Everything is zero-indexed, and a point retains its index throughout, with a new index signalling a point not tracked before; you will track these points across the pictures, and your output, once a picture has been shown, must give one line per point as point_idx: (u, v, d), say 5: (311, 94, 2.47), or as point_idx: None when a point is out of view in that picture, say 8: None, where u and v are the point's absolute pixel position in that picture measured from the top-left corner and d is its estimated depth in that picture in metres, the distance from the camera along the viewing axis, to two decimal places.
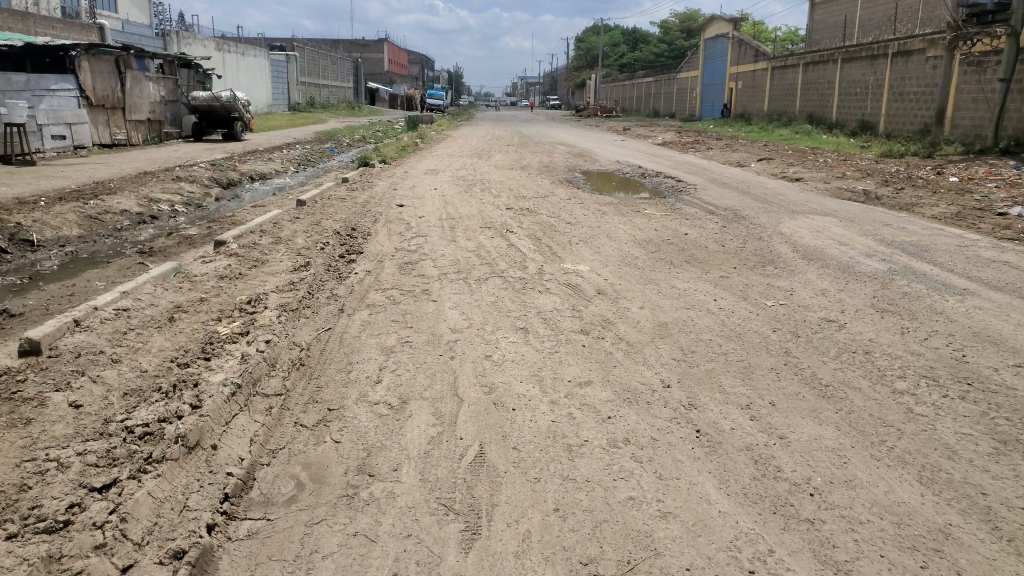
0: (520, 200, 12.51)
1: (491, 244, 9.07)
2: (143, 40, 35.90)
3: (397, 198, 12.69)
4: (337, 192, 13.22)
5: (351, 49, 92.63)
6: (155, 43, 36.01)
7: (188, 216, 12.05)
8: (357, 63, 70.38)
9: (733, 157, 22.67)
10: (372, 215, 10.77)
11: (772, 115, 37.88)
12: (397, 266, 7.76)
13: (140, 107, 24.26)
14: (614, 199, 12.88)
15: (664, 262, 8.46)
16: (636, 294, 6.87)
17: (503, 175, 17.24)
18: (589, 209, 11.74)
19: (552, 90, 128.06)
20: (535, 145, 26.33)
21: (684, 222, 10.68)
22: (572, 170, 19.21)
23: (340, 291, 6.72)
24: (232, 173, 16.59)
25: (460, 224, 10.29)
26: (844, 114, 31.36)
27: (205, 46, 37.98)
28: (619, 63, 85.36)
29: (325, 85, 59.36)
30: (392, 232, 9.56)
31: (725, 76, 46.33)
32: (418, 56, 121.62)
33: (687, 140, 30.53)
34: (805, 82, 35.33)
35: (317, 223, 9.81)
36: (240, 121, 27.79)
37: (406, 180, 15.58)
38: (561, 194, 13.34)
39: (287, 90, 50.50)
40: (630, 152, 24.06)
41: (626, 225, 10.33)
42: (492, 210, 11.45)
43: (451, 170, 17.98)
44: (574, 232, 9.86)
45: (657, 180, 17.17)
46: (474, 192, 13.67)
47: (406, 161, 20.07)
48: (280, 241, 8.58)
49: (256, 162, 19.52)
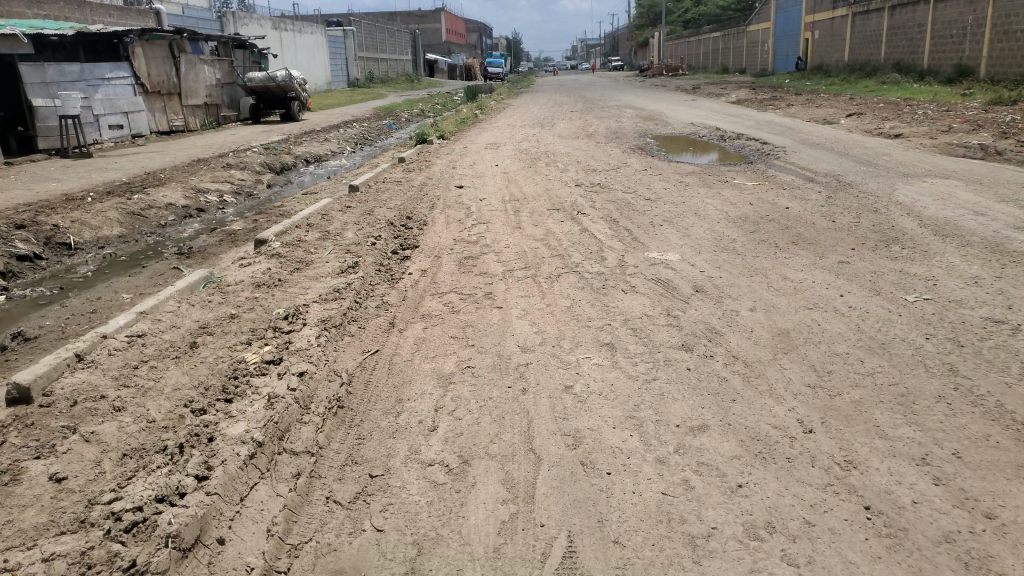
0: (589, 175, 11.32)
1: (562, 230, 7.98)
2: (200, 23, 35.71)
3: (456, 178, 11.69)
4: (393, 173, 12.30)
5: (410, 21, 91.69)
6: (212, 26, 35.81)
7: (237, 206, 11.37)
8: (415, 36, 69.50)
9: (817, 115, 20.81)
10: (428, 200, 9.81)
11: (854, 66, 35.18)
12: (456, 263, 6.76)
13: (196, 92, 23.95)
14: (696, 167, 11.57)
15: (765, 244, 7.21)
16: (740, 291, 5.70)
17: (569, 145, 16.02)
18: (669, 181, 10.48)
19: (614, 51, 124.29)
20: (601, 111, 24.91)
21: (779, 193, 9.35)
22: (643, 137, 17.84)
23: (391, 300, 5.76)
24: (286, 158, 15.97)
25: (524, 206, 9.23)
26: (937, 60, 28.69)
27: (261, 25, 37.71)
28: (683, 20, 81.85)
29: (383, 59, 58.69)
30: (450, 220, 8.57)
31: (800, 26, 43.45)
32: (476, 24, 119.72)
33: (763, 98, 28.51)
34: (892, 27, 32.58)
35: (369, 212, 8.91)
36: (297, 101, 27.29)
37: (465, 157, 14.56)
38: (635, 165, 12.10)
39: (345, 67, 50.04)
40: (704, 114, 22.40)
41: (712, 199, 9.07)
42: (559, 187, 10.33)
43: (513, 142, 16.86)
44: (654, 210, 8.67)
45: (738, 143, 15.66)
46: (537, 167, 12.56)
47: (465, 136, 19.06)
48: (326, 237, 7.69)
49: (312, 144, 18.85)
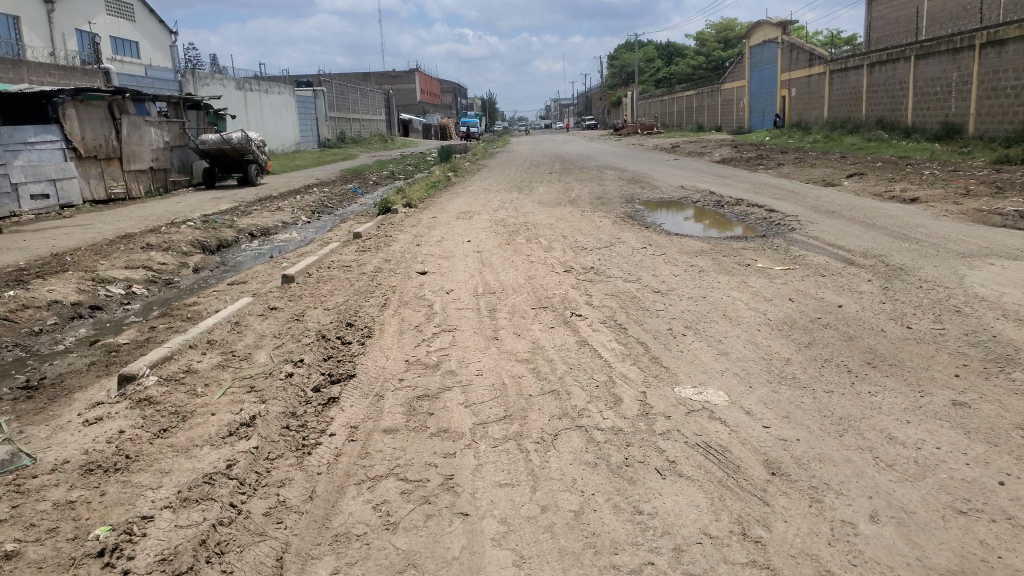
0: (578, 256, 9.32)
1: (552, 341, 5.89)
2: (157, 81, 33.83)
3: (421, 260, 9.64)
4: (343, 254, 10.23)
5: (383, 82, 91.13)
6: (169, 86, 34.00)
7: (145, 300, 9.20)
8: (388, 96, 68.65)
9: (815, 175, 19.28)
10: (378, 294, 7.72)
11: (835, 123, 34.22)
12: (403, 410, 4.61)
13: (140, 156, 21.99)
14: (706, 244, 9.68)
15: (835, 368, 5.17)
16: (838, 474, 3.56)
17: (550, 214, 14.13)
18: (678, 264, 8.53)
19: (588, 109, 125.07)
20: (581, 172, 23.34)
21: (822, 281, 7.41)
22: (630, 201, 16.12)
23: (289, 501, 3.64)
24: (226, 232, 14.00)
25: (497, 304, 7.16)
26: (922, 118, 27.59)
27: (223, 85, 36.03)
28: (655, 79, 82.24)
29: (355, 120, 57.46)
30: (403, 327, 6.46)
31: (775, 84, 42.78)
32: (450, 85, 120.28)
33: (751, 156, 27.17)
34: (871, 85, 31.61)
35: (296, 316, 6.82)
36: (255, 165, 25.53)
37: (432, 230, 12.59)
38: (632, 240, 10.17)
39: (316, 127, 48.55)
40: (693, 175, 20.81)
41: (738, 293, 7.10)
42: (545, 274, 8.30)
43: (488, 211, 14.94)
44: (669, 310, 6.62)
45: (739, 211, 13.93)
46: (514, 245, 10.60)
47: (435, 203, 17.17)
48: (222, 362, 5.56)
49: (261, 213, 16.90)
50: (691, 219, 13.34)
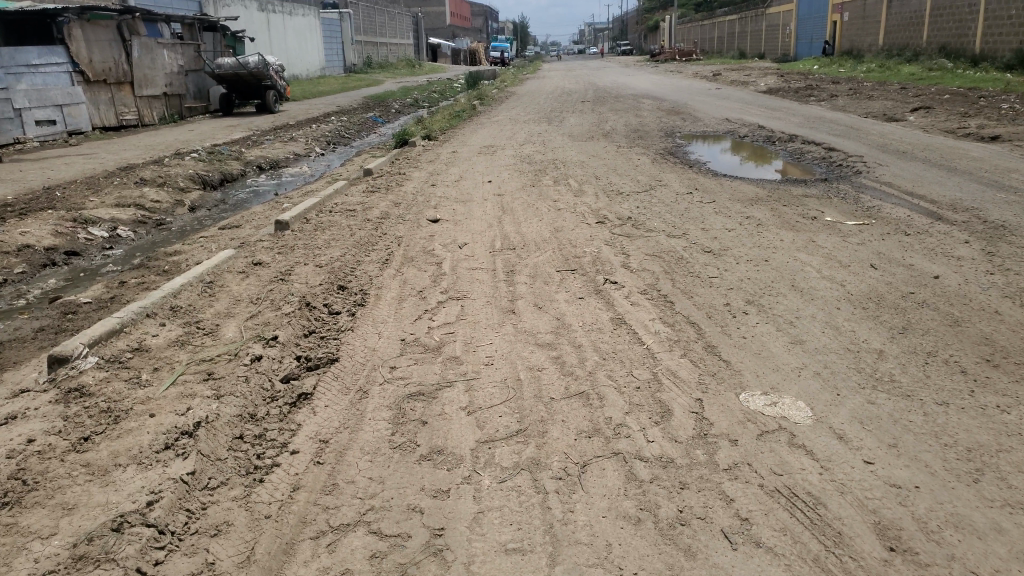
0: (613, 203, 8.17)
1: (584, 318, 4.82)
2: None
3: (435, 204, 8.57)
4: (349, 195, 9.16)
5: (412, 3, 87.84)
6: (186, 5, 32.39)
7: (130, 245, 8.19)
8: (417, 19, 66.12)
9: (874, 109, 17.61)
10: (380, 248, 6.67)
11: (892, 50, 31.77)
12: (388, 417, 3.60)
13: (154, 81, 20.84)
14: (761, 191, 8.45)
15: (944, 367, 4.06)
16: (985, 558, 2.53)
17: (582, 150, 12.85)
18: (729, 215, 7.36)
19: (624, 34, 120.21)
20: (616, 102, 21.77)
21: (906, 242, 6.20)
22: (672, 136, 14.77)
23: (221, 565, 2.63)
24: (232, 166, 12.98)
25: (518, 265, 6.09)
26: (993, 44, 25.31)
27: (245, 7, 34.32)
28: (696, 2, 78.17)
29: (382, 43, 55.36)
30: (404, 292, 5.42)
31: (826, 9, 39.91)
32: (482, 8, 115.99)
33: (800, 86, 25.27)
34: (936, 8, 29.05)
35: (280, 275, 5.79)
36: (274, 91, 24.24)
37: (451, 168, 11.45)
38: (675, 184, 8.95)
39: (341, 51, 46.80)
40: (739, 107, 19.18)
41: (805, 254, 5.95)
42: (576, 225, 7.18)
43: (514, 146, 13.69)
44: (727, 276, 5.51)
45: (793, 149, 12.53)
46: (540, 187, 9.44)
47: (457, 135, 15.92)
48: (177, 339, 4.54)
49: (272, 144, 15.80)
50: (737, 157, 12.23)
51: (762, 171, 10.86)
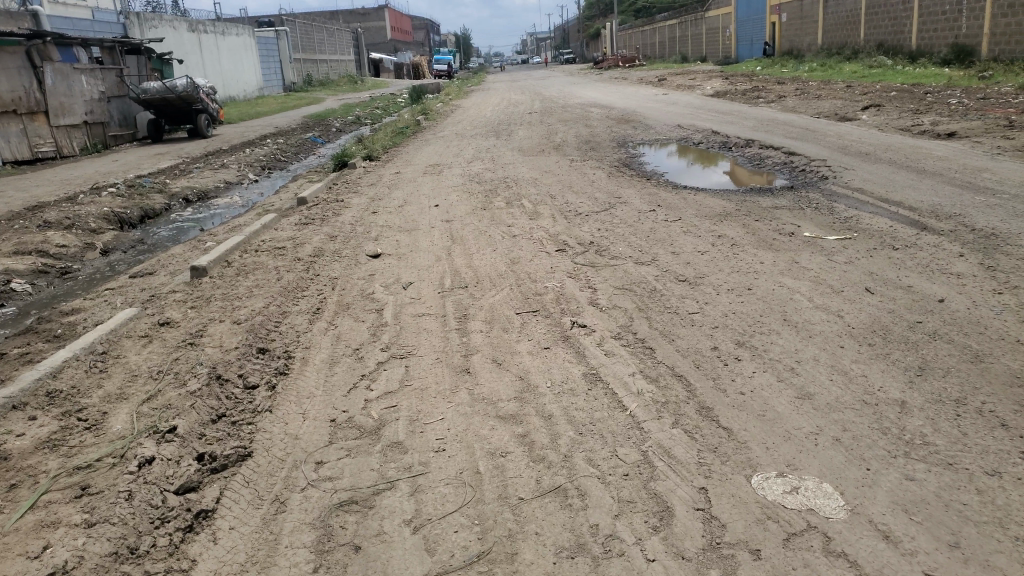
0: (571, 226, 7.48)
1: (551, 374, 4.06)
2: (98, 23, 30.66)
3: (377, 235, 7.77)
4: (280, 230, 8.29)
5: (351, 20, 86.59)
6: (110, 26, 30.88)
7: (26, 301, 7.16)
8: (357, 34, 65.10)
9: (824, 108, 17.38)
10: (311, 294, 5.85)
11: (831, 49, 31.95)
12: (311, 546, 2.83)
13: (72, 110, 19.50)
14: (728, 205, 7.88)
15: (982, 418, 3.37)
16: None
17: (532, 166, 12.19)
18: (699, 234, 6.74)
19: (566, 43, 120.78)
20: (564, 112, 21.26)
21: (898, 258, 5.61)
22: (625, 146, 14.27)
23: None
24: (155, 199, 11.98)
25: (471, 307, 5.32)
26: (928, 40, 25.46)
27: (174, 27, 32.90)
28: (635, 9, 78.77)
29: (322, 61, 54.21)
30: (336, 352, 4.61)
31: (764, 10, 40.12)
32: (422, 22, 115.37)
33: (746, 89, 25.13)
34: (871, 7, 29.23)
35: (188, 337, 4.95)
36: (205, 115, 23.08)
37: (394, 192, 10.65)
38: (637, 201, 8.32)
39: (279, 69, 45.52)
40: (689, 112, 18.81)
41: (791, 279, 5.32)
42: (533, 254, 6.46)
43: (461, 164, 12.96)
44: (708, 311, 4.83)
45: (752, 155, 12.09)
46: (490, 210, 8.71)
47: (400, 154, 15.13)
48: (46, 440, 3.71)
49: (200, 173, 14.76)
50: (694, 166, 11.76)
51: (723, 180, 10.38)
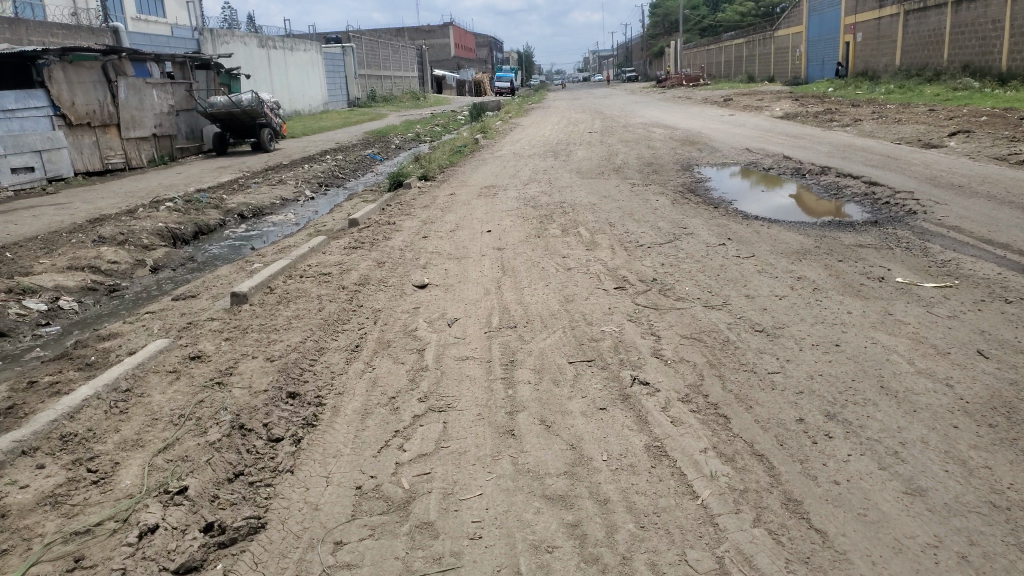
0: (633, 260, 6.96)
1: (608, 443, 3.55)
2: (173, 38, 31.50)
3: (425, 263, 7.40)
4: (327, 253, 8.01)
5: (416, 37, 87.88)
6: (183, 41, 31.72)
7: (69, 321, 6.99)
8: (422, 51, 65.93)
9: (904, 134, 16.44)
10: (351, 329, 5.49)
11: (910, 70, 30.63)
12: None
13: (142, 123, 19.91)
14: (805, 242, 7.25)
15: None
16: None
17: (592, 189, 11.73)
18: (775, 275, 6.15)
19: (630, 61, 120.17)
20: (626, 132, 20.74)
21: (1009, 313, 4.92)
22: (690, 170, 13.67)
23: None
24: (211, 215, 11.95)
25: (521, 351, 4.85)
26: (1018, 62, 24.11)
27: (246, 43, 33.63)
28: (701, 28, 77.74)
29: (387, 77, 54.96)
30: (370, 401, 4.19)
31: (839, 28, 38.85)
32: (487, 39, 116.47)
33: (818, 111, 24.17)
34: (956, 25, 27.91)
35: (216, 375, 4.60)
36: (269, 129, 23.36)
37: (448, 214, 10.32)
38: (705, 234, 7.75)
39: (345, 85, 46.25)
40: (758, 135, 18.06)
41: (885, 334, 4.70)
42: (591, 291, 5.97)
43: (518, 185, 12.58)
44: (791, 372, 4.25)
45: (828, 183, 11.36)
46: (547, 238, 8.27)
47: (457, 173, 14.86)
48: (47, 495, 3.35)
49: (258, 188, 14.77)
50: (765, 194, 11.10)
51: (798, 211, 9.72)
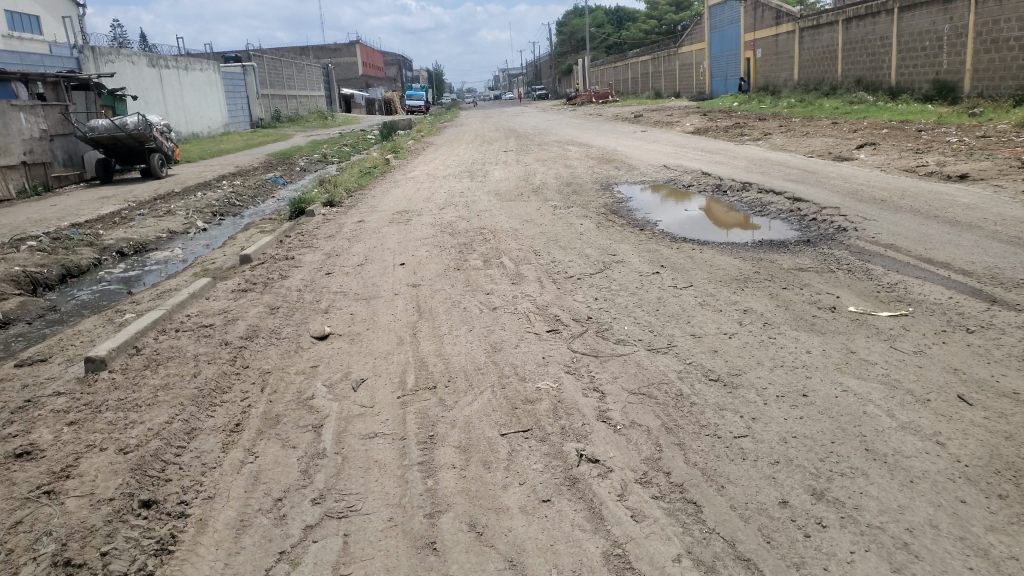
0: (561, 296, 6.29)
1: (556, 559, 2.83)
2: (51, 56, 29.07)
3: (327, 307, 6.51)
4: (213, 299, 7.00)
5: (322, 57, 85.99)
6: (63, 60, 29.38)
7: None
8: (328, 71, 64.43)
9: (815, 147, 16.56)
10: (230, 400, 4.62)
11: (808, 86, 31.49)
12: None
13: (9, 150, 18.08)
14: (741, 269, 6.78)
15: None
16: None
17: (510, 212, 11.08)
18: (719, 309, 5.60)
19: (538, 79, 121.44)
20: (542, 150, 20.29)
21: (982, 345, 4.44)
22: (610, 189, 13.26)
23: None
24: (83, 253, 10.65)
25: (441, 419, 4.05)
26: (908, 77, 25.02)
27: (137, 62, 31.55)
28: (607, 46, 79.07)
29: (292, 97, 53.16)
30: (248, 508, 3.40)
31: (738, 46, 39.85)
32: (395, 58, 115.40)
33: (728, 125, 24.43)
34: (848, 43, 28.89)
35: (43, 484, 3.71)
36: (159, 153, 21.73)
37: (355, 245, 9.42)
38: (636, 263, 7.18)
39: (247, 106, 44.34)
40: (673, 151, 17.90)
41: (855, 378, 4.15)
42: (518, 336, 5.23)
43: (432, 209, 11.79)
44: (760, 436, 3.63)
45: (751, 201, 11.09)
46: (466, 271, 7.51)
47: (365, 198, 13.93)
48: None
49: (143, 220, 13.43)
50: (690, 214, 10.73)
51: (727, 230, 9.35)
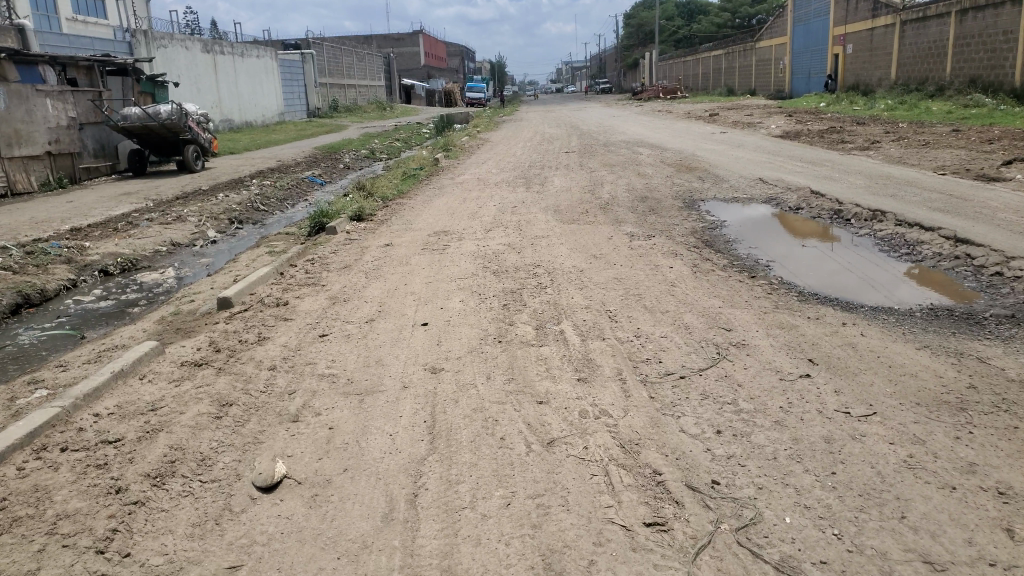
0: (658, 421, 3.95)
1: None
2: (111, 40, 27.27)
3: (295, 412, 4.23)
4: (150, 376, 4.80)
5: (385, 46, 85.05)
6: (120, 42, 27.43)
7: None
8: (389, 60, 62.95)
9: (941, 161, 13.80)
10: None
11: (907, 87, 28.20)
12: None
13: (33, 139, 16.45)
14: (930, 385, 4.42)
15: None
16: None
17: (575, 240, 8.79)
18: (947, 489, 3.26)
19: (602, 73, 118.26)
20: (610, 153, 17.90)
21: None
22: (699, 207, 10.86)
23: None
24: (55, 272, 8.76)
25: None
26: None
27: (193, 47, 29.93)
28: (676, 39, 75.64)
29: (352, 86, 51.70)
30: None
31: (826, 41, 36.53)
32: (458, 48, 113.85)
33: (822, 129, 21.59)
34: (959, 37, 25.51)
35: None
36: (196, 145, 20.09)
37: (372, 283, 7.28)
38: (767, 352, 4.89)
39: (304, 94, 42.98)
40: (764, 160, 15.31)
41: None
42: (593, 534, 2.95)
43: (477, 231, 9.61)
44: None
45: (890, 237, 8.54)
46: (509, 345, 5.23)
47: (403, 209, 11.83)
48: None
49: (148, 227, 11.58)
50: (810, 250, 8.31)
51: (871, 284, 6.91)
